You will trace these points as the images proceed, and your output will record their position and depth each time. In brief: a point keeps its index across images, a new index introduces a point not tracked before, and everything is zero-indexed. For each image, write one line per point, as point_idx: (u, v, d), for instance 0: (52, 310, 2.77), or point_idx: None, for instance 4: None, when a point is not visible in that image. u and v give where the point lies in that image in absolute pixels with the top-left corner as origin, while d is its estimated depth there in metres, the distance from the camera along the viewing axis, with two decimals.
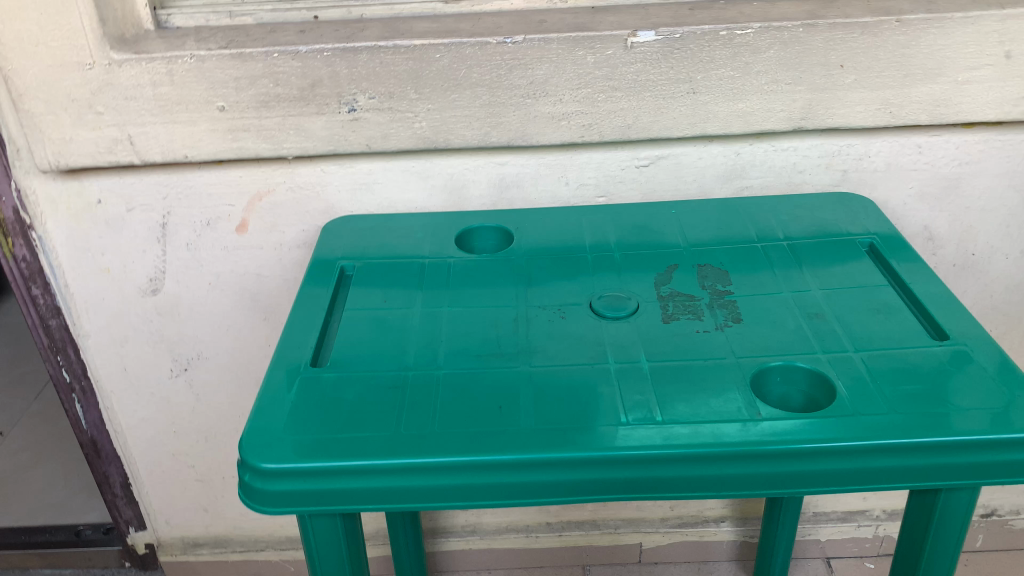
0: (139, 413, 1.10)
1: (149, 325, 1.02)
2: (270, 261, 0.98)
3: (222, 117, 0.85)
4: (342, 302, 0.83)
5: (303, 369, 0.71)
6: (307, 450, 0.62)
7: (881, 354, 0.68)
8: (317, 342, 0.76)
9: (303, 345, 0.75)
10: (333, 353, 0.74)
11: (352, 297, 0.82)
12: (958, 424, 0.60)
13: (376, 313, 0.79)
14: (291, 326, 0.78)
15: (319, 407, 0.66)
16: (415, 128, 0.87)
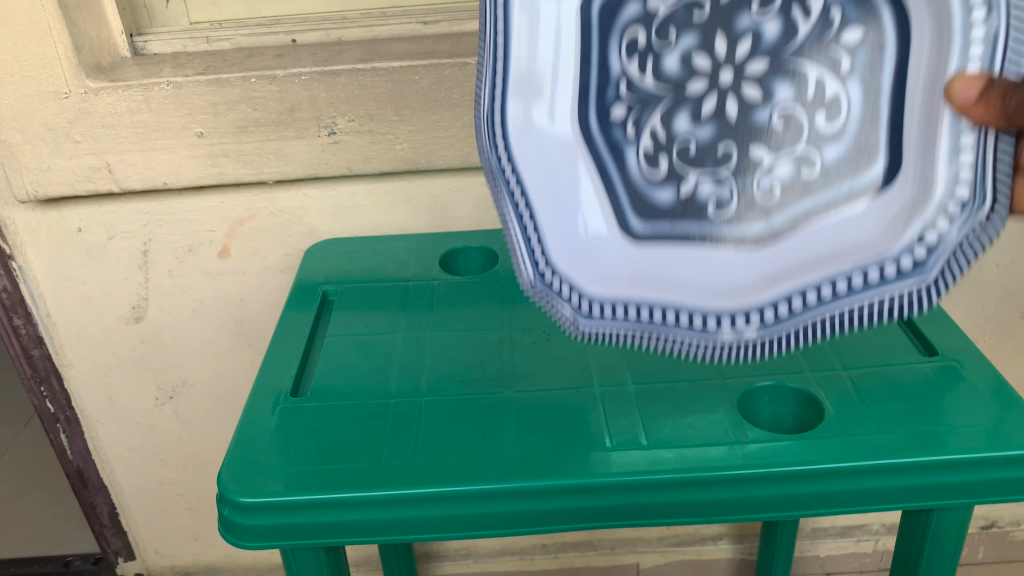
0: (125, 442, 1.08)
1: (134, 353, 1.01)
2: (254, 286, 0.97)
3: (200, 142, 0.84)
4: (324, 327, 0.82)
5: (284, 397, 0.70)
6: (286, 483, 0.60)
7: (871, 371, 0.67)
8: (299, 370, 0.75)
9: (285, 373, 0.74)
10: (314, 380, 0.73)
11: (334, 322, 0.81)
12: (949, 443, 0.59)
13: (359, 339, 0.78)
14: (272, 353, 0.77)
15: (297, 435, 0.65)
16: (396, 150, 0.86)
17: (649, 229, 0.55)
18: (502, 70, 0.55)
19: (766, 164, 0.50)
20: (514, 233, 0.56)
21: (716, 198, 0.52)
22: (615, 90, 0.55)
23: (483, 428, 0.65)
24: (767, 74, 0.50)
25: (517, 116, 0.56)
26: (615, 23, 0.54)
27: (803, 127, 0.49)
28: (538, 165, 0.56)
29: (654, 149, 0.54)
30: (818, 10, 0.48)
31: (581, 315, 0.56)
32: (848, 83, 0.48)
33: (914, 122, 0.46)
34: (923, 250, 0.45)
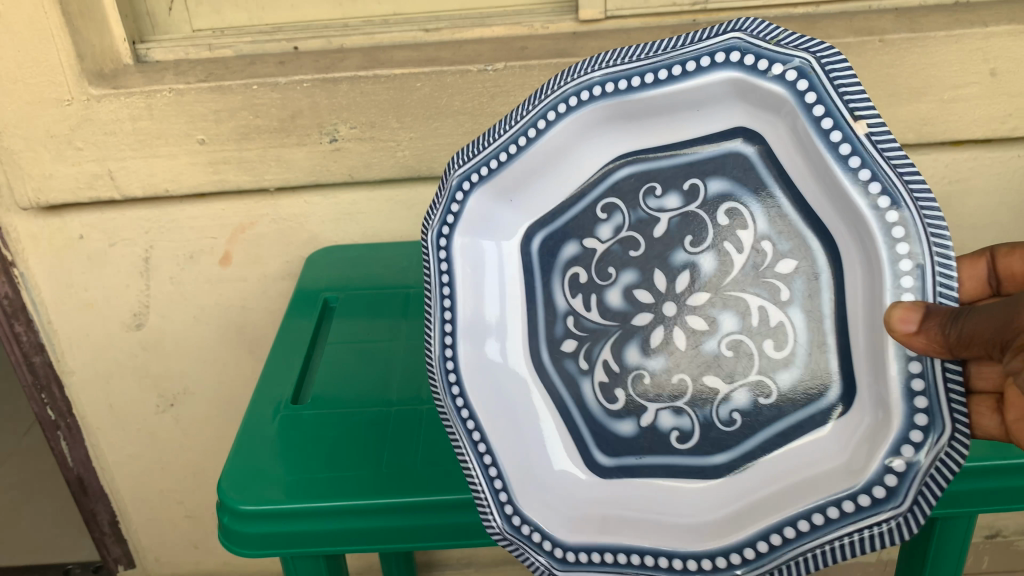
0: (126, 450, 1.08)
1: (134, 360, 1.01)
2: (255, 293, 0.97)
3: (202, 149, 0.84)
4: (324, 334, 0.82)
5: (283, 403, 0.70)
6: (287, 491, 0.60)
7: None
8: (300, 376, 0.75)
9: (285, 379, 0.73)
10: (314, 386, 0.72)
11: (337, 328, 0.81)
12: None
13: (359, 345, 0.78)
14: (272, 360, 0.77)
15: (296, 441, 0.65)
16: (398, 157, 0.86)
17: (615, 463, 0.58)
18: (449, 240, 0.61)
19: (722, 398, 0.57)
20: (462, 448, 0.57)
21: (680, 431, 0.57)
22: (564, 330, 0.61)
23: None
24: (710, 308, 0.58)
25: (466, 252, 0.62)
26: (552, 266, 0.62)
27: (754, 360, 0.56)
28: (493, 411, 0.59)
29: (609, 381, 0.59)
30: (750, 246, 0.57)
31: (554, 561, 0.53)
32: (791, 312, 0.56)
33: (858, 346, 0.53)
34: (897, 476, 0.47)
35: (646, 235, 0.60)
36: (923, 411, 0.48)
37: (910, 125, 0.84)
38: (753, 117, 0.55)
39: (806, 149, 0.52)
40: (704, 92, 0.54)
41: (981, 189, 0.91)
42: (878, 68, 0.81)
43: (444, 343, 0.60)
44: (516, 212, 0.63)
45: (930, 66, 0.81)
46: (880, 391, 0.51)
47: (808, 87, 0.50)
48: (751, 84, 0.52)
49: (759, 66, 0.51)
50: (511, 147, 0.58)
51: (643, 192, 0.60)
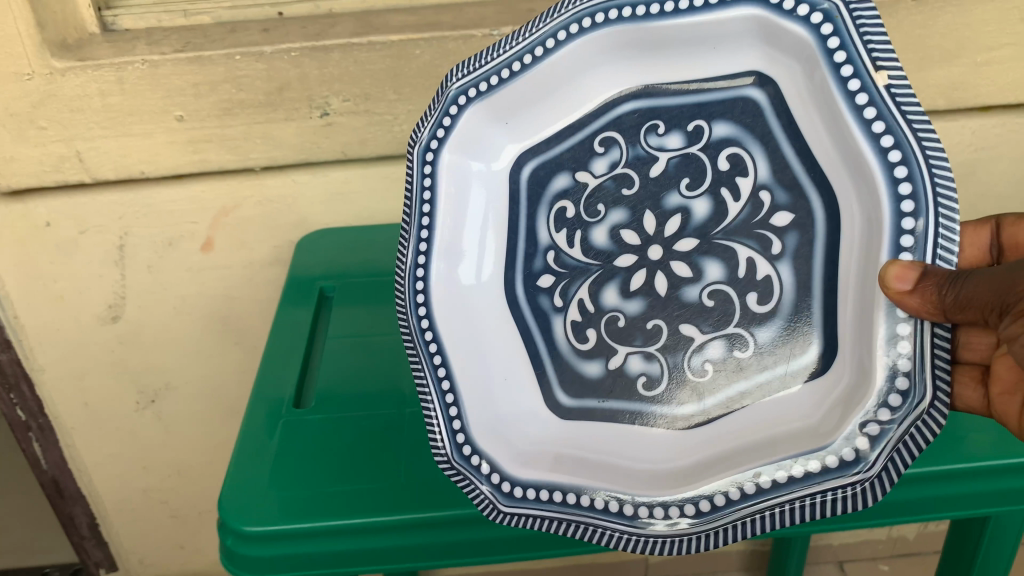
0: (104, 450, 1.01)
1: (111, 354, 0.94)
2: (241, 281, 0.90)
3: (180, 127, 0.77)
4: (320, 329, 0.76)
5: (287, 408, 0.64)
6: (296, 508, 0.54)
7: None
8: (300, 379, 0.68)
9: (284, 382, 0.67)
10: (317, 388, 0.66)
11: (335, 323, 0.75)
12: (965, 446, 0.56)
13: (361, 341, 0.73)
14: (268, 359, 0.70)
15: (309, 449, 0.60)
16: (395, 132, 0.79)
17: (578, 402, 0.59)
18: (436, 154, 0.59)
19: (695, 344, 0.58)
20: (422, 373, 0.57)
21: (647, 374, 0.58)
22: (542, 265, 0.62)
23: None
24: (695, 254, 0.59)
25: (453, 170, 0.60)
26: (540, 199, 0.62)
27: (734, 311, 0.57)
28: (461, 338, 0.59)
29: (581, 322, 0.61)
30: (747, 195, 0.57)
31: (500, 498, 0.52)
32: (779, 263, 0.56)
33: (846, 296, 0.52)
34: (869, 439, 0.46)
35: (642, 175, 0.60)
36: (904, 377, 0.46)
37: (941, 90, 0.79)
38: (771, 61, 0.54)
39: (822, 96, 0.50)
40: (721, 28, 0.53)
41: (1008, 156, 0.87)
42: (909, 29, 0.75)
43: (420, 258, 0.59)
44: (507, 134, 0.61)
45: (963, 27, 0.76)
46: (860, 353, 0.50)
47: (834, 34, 0.48)
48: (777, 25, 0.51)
49: (785, 9, 0.50)
50: (513, 66, 0.56)
51: (647, 129, 0.59)
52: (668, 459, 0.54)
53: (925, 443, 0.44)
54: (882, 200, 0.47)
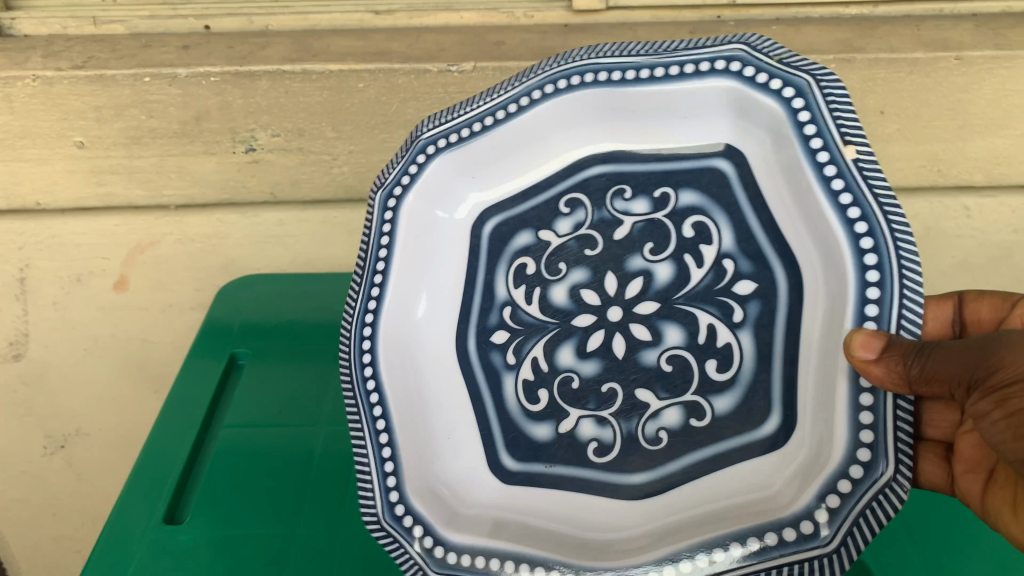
0: (8, 496, 0.90)
1: (14, 394, 0.83)
2: (161, 324, 0.79)
3: (81, 155, 0.66)
4: (221, 409, 0.64)
5: (155, 542, 0.53)
6: None
7: None
8: (176, 493, 0.57)
9: (155, 501, 0.56)
10: (192, 511, 0.55)
11: (236, 406, 0.63)
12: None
13: (258, 432, 0.61)
14: (143, 462, 0.58)
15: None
16: (334, 174, 0.68)
17: (522, 468, 0.45)
18: (398, 201, 0.47)
19: (648, 411, 0.45)
20: (359, 430, 0.44)
21: (599, 442, 0.45)
22: (496, 318, 0.48)
23: None
24: (655, 318, 0.46)
25: (416, 219, 0.48)
26: (501, 252, 0.49)
27: (693, 378, 0.45)
28: (408, 393, 0.46)
29: (535, 381, 0.47)
30: (710, 262, 0.45)
31: (426, 559, 0.40)
32: (741, 333, 0.44)
33: (807, 362, 0.41)
34: (828, 514, 0.35)
35: (605, 236, 0.48)
36: (868, 440, 0.35)
37: (979, 163, 0.67)
38: (743, 133, 0.44)
39: (795, 181, 0.41)
40: (694, 101, 0.43)
41: None
42: (949, 93, 0.63)
43: (368, 302, 0.47)
44: (474, 182, 0.49)
45: (1015, 94, 0.63)
46: (818, 431, 0.39)
47: (806, 110, 0.39)
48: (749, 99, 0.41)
49: (759, 80, 0.40)
50: (488, 121, 0.46)
51: (613, 193, 0.48)
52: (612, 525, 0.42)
53: (891, 515, 0.34)
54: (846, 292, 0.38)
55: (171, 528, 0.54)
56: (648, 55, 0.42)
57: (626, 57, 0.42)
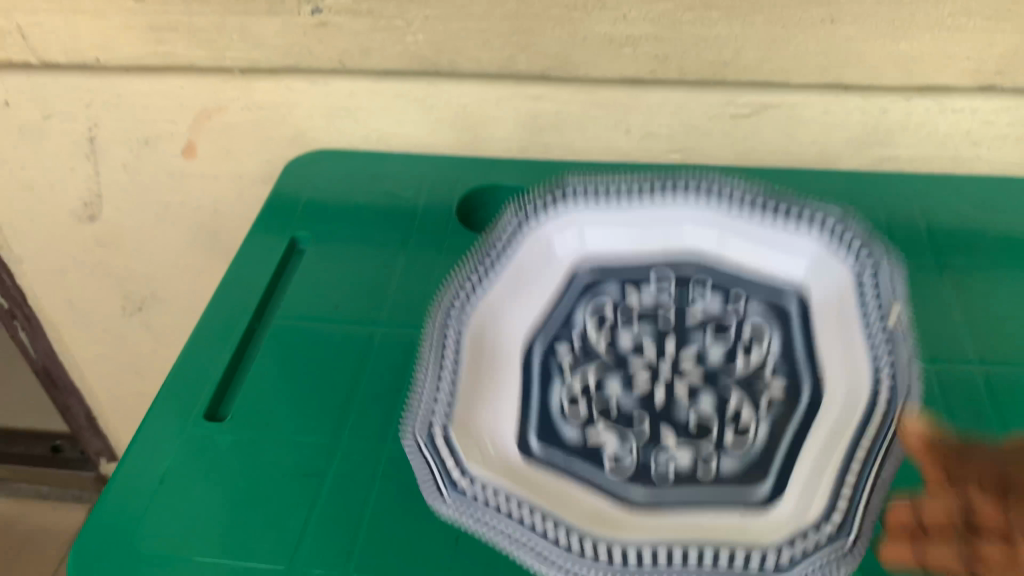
0: (94, 349, 0.92)
1: (91, 255, 0.82)
2: (230, 195, 0.76)
3: (141, 9, 0.62)
4: (277, 301, 0.59)
5: (189, 442, 0.49)
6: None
7: None
8: (219, 390, 0.52)
9: (196, 398, 0.51)
10: (233, 411, 0.50)
11: (290, 300, 0.58)
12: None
13: (310, 329, 0.56)
14: (187, 356, 0.54)
15: (201, 514, 0.45)
16: (407, 42, 0.62)
17: (546, 455, 0.44)
18: (530, 228, 0.53)
19: (664, 445, 0.45)
20: (427, 356, 0.46)
21: (615, 456, 0.44)
22: (568, 346, 0.51)
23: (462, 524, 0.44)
24: (695, 386, 0.48)
25: (537, 253, 0.53)
26: (587, 296, 0.53)
27: (705, 435, 0.45)
28: (477, 346, 0.48)
29: (579, 396, 0.47)
30: (754, 367, 0.48)
31: (447, 477, 0.39)
32: (759, 422, 0.45)
33: (800, 462, 0.42)
34: (794, 557, 0.36)
35: (680, 320, 0.52)
36: (841, 512, 0.36)
37: None
38: (811, 274, 0.50)
39: (844, 326, 0.47)
40: (778, 259, 0.52)
41: None
42: None
43: (473, 278, 0.50)
44: (602, 241, 0.55)
45: None
46: (805, 499, 0.39)
47: (872, 279, 0.46)
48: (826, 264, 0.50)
49: (840, 249, 0.49)
50: (637, 193, 0.54)
51: (693, 284, 0.53)
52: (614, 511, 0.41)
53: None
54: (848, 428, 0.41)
55: (209, 428, 0.49)
56: (751, 195, 0.52)
57: (733, 198, 0.52)
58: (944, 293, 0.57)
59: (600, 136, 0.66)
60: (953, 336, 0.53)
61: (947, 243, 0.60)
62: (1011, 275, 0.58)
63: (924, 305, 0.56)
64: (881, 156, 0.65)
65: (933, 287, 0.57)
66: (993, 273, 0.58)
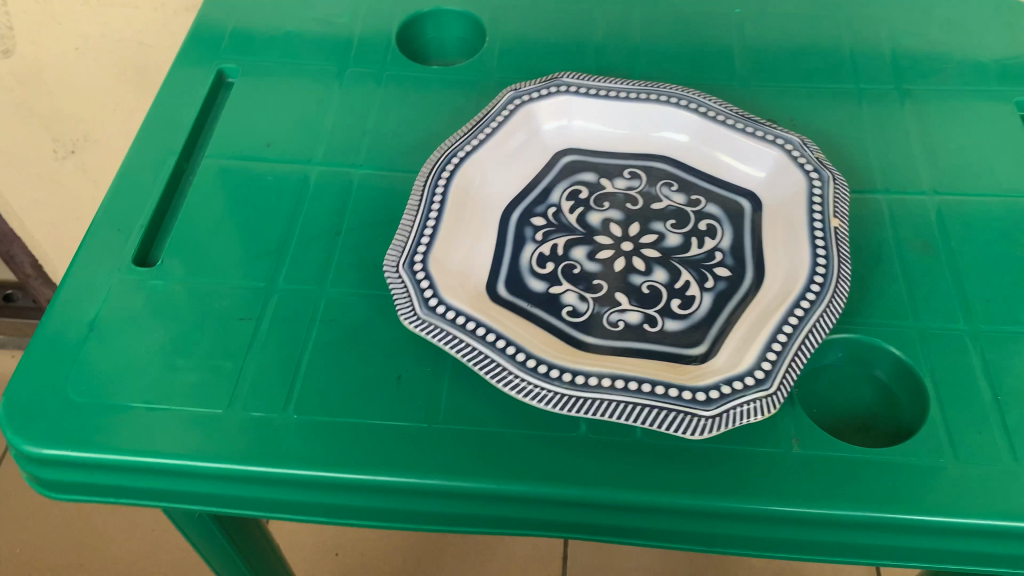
0: (30, 196, 0.88)
1: (10, 95, 0.76)
2: (153, 27, 0.70)
3: None
4: (206, 141, 0.56)
5: (118, 287, 0.47)
6: (84, 421, 0.41)
7: (990, 334, 0.43)
8: (149, 235, 0.50)
9: (123, 242, 0.49)
10: (164, 253, 0.48)
11: (219, 137, 0.55)
12: (1008, 485, 0.38)
13: (242, 168, 0.53)
14: (111, 199, 0.51)
15: (133, 356, 0.43)
16: None
17: (510, 300, 0.44)
18: (524, 104, 0.51)
19: (618, 305, 0.44)
20: (416, 206, 0.45)
21: (573, 308, 0.44)
22: (544, 210, 0.49)
23: (404, 364, 0.43)
24: (651, 262, 0.46)
25: (524, 129, 0.51)
26: (567, 175, 0.51)
27: (653, 304, 0.44)
28: (462, 202, 0.46)
29: (549, 255, 0.47)
30: (707, 249, 0.46)
31: (422, 305, 0.40)
32: (705, 293, 0.44)
33: (737, 327, 0.42)
34: (716, 396, 0.37)
35: (645, 203, 0.49)
36: (766, 366, 0.38)
37: None
38: (772, 186, 0.48)
39: (787, 227, 0.45)
40: (753, 163, 0.49)
41: None
42: None
43: (469, 143, 0.48)
44: (588, 127, 0.52)
45: None
46: (739, 350, 0.40)
47: (820, 193, 0.45)
48: (787, 171, 0.47)
49: (799, 160, 0.47)
50: (624, 94, 0.51)
51: (661, 183, 0.50)
52: (569, 353, 0.41)
53: (753, 419, 0.37)
54: (780, 301, 0.41)
55: (138, 273, 0.47)
56: (730, 112, 0.50)
57: (716, 107, 0.50)
58: (900, 119, 0.55)
59: None
60: (905, 164, 0.52)
61: (906, 67, 0.59)
62: (969, 99, 0.56)
63: (879, 132, 0.54)
64: None
65: (889, 112, 0.56)
66: (951, 97, 0.56)
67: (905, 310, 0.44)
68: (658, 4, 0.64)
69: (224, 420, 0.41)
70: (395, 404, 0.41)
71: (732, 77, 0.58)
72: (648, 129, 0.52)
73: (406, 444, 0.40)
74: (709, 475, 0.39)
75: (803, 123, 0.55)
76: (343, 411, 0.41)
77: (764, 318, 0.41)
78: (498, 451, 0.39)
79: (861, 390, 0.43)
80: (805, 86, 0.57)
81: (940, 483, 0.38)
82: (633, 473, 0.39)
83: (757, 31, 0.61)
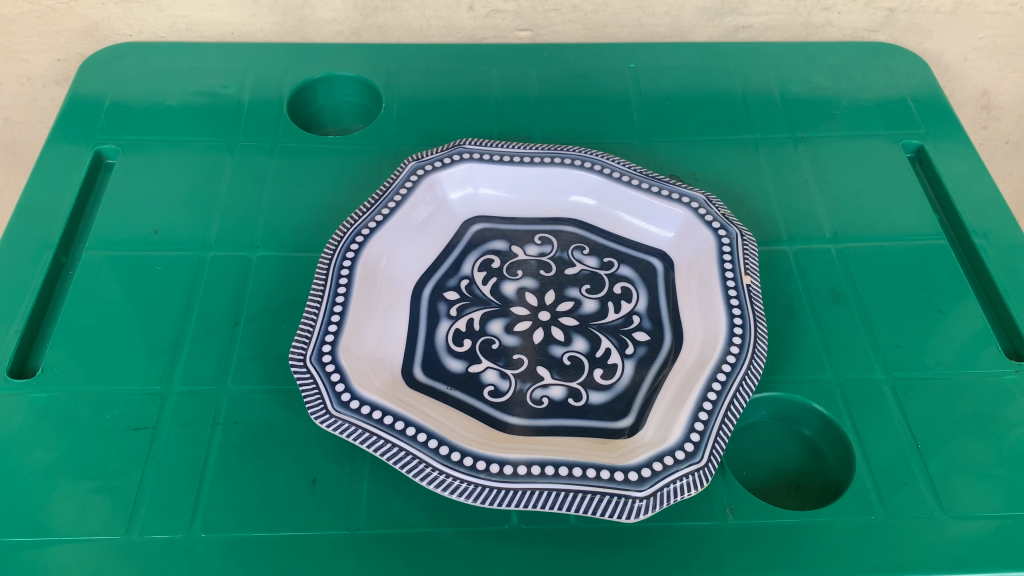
0: None
1: None
2: (20, 100, 0.66)
3: None
4: (85, 229, 0.52)
5: None
6: None
7: (904, 380, 0.44)
8: (26, 340, 0.45)
9: None
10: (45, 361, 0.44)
11: (98, 224, 0.51)
12: (932, 534, 0.38)
13: (127, 256, 0.49)
14: None
15: (12, 484, 0.39)
16: None
17: (427, 383, 0.42)
18: (428, 173, 0.49)
19: (540, 380, 0.43)
20: (321, 285, 0.42)
21: (495, 387, 0.43)
22: (457, 282, 0.47)
23: (319, 464, 0.40)
24: (570, 329, 0.45)
25: (429, 197, 0.49)
26: (476, 246, 0.50)
27: (578, 375, 0.43)
28: (372, 283, 0.44)
29: (465, 331, 0.45)
30: (623, 313, 0.46)
31: (334, 401, 0.37)
32: (626, 361, 0.44)
33: (662, 398, 0.41)
34: (648, 473, 0.35)
35: (559, 268, 0.49)
36: (695, 438, 0.36)
37: None
38: (682, 245, 0.48)
39: (700, 283, 0.45)
40: (660, 221, 0.49)
41: None
42: None
43: (372, 219, 0.45)
44: (493, 194, 0.51)
45: None
46: (669, 422, 0.38)
47: (730, 250, 0.44)
48: (695, 229, 0.47)
49: (705, 218, 0.47)
50: (526, 158, 0.50)
51: (573, 246, 0.50)
52: (491, 436, 0.40)
53: (687, 495, 0.35)
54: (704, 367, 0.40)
55: (15, 385, 0.43)
56: (633, 171, 0.50)
57: (620, 167, 0.50)
58: (797, 166, 0.56)
59: (441, 15, 0.62)
60: (806, 210, 0.53)
61: (799, 113, 0.60)
62: (859, 143, 0.58)
63: (779, 180, 0.55)
64: (736, 26, 0.64)
65: (787, 160, 0.57)
66: (843, 141, 0.58)
67: (821, 362, 0.45)
68: (552, 62, 0.63)
69: (121, 549, 0.37)
70: (311, 511, 0.38)
71: (633, 131, 0.58)
72: (554, 191, 0.51)
73: (328, 556, 0.37)
74: (647, 556, 0.37)
75: (706, 176, 0.55)
76: (256, 523, 0.38)
77: (689, 387, 0.40)
78: (427, 555, 0.37)
79: (787, 447, 0.43)
80: (704, 137, 0.58)
81: (871, 542, 0.38)
82: (570, 563, 0.37)
83: (653, 84, 0.62)
